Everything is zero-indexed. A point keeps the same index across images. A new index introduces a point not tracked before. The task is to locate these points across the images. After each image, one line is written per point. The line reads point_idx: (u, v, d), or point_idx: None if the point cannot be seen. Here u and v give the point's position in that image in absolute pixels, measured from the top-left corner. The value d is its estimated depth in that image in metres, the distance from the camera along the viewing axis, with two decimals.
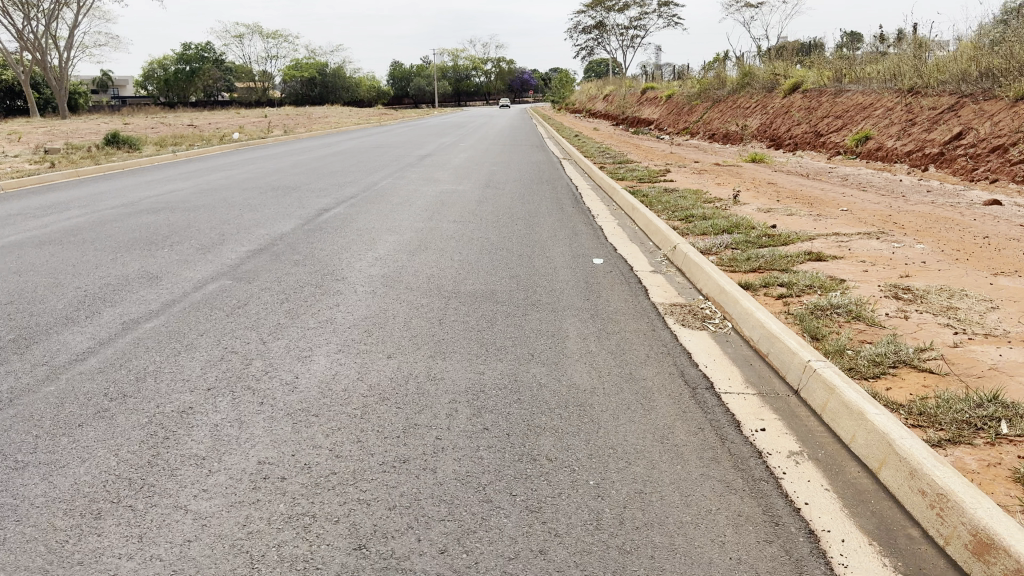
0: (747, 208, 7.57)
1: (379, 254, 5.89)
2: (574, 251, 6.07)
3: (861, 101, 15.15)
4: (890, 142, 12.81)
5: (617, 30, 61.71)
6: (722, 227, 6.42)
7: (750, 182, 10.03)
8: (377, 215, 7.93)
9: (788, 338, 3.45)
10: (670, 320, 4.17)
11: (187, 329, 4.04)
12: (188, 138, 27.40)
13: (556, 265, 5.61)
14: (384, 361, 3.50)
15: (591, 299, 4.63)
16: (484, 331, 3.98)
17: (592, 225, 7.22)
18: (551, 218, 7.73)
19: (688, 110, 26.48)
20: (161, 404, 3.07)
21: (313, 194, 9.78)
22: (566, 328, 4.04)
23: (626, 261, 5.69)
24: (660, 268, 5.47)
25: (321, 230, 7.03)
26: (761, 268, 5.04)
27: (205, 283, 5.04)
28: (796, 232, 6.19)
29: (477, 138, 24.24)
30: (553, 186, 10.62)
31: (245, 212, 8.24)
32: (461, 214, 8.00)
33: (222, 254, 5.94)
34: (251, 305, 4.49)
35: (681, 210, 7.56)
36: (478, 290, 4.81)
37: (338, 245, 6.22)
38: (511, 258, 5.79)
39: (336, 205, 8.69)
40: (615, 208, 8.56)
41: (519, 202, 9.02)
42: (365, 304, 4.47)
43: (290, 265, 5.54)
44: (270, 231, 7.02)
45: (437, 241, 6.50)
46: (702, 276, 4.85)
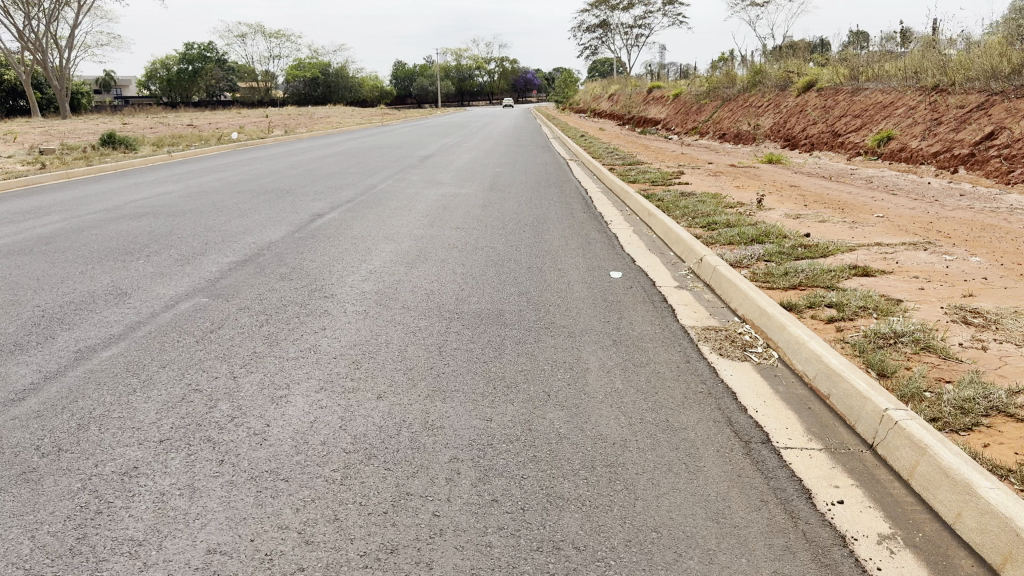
0: (774, 214, 7.01)
1: (376, 267, 5.36)
2: (589, 263, 5.51)
3: (881, 100, 14.58)
4: (914, 142, 12.25)
5: (621, 29, 61.11)
6: (750, 236, 5.87)
7: (771, 185, 9.47)
8: (375, 221, 7.39)
9: (855, 378, 2.91)
10: (706, 349, 3.63)
11: (150, 361, 3.49)
12: (188, 138, 26.99)
13: (569, 279, 5.06)
14: (373, 403, 2.96)
15: (612, 321, 4.08)
16: (491, 363, 3.43)
17: (607, 233, 6.67)
18: (562, 225, 7.18)
19: (697, 109, 25.90)
20: (100, 462, 2.51)
21: (307, 198, 9.24)
22: (587, 358, 3.48)
23: (648, 275, 5.14)
24: (686, 283, 4.92)
25: (313, 238, 6.50)
26: (802, 285, 4.50)
27: (178, 302, 4.51)
28: (833, 242, 5.64)
29: (481, 138, 23.72)
30: (562, 189, 10.07)
31: (234, 218, 7.71)
32: (465, 220, 7.46)
33: (202, 267, 5.41)
34: (226, 328, 3.95)
35: (703, 216, 7.00)
36: (484, 311, 4.26)
37: (330, 256, 5.69)
38: (520, 272, 5.24)
39: (331, 210, 8.16)
40: (629, 214, 8.00)
41: (526, 207, 8.46)
42: (356, 328, 3.94)
43: (275, 279, 5.01)
44: (257, 239, 6.49)
45: (438, 251, 5.96)
46: (737, 295, 4.31)
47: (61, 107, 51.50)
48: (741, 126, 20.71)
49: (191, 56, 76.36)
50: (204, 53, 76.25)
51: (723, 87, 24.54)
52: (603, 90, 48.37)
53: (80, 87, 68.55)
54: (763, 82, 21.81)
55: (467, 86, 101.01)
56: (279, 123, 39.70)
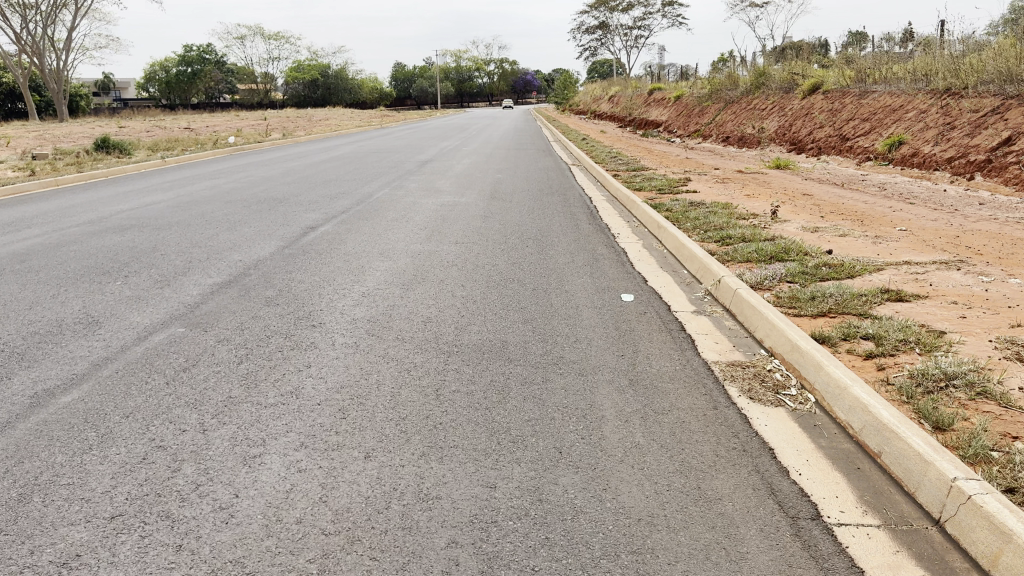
0: (791, 228, 6.63)
1: (369, 289, 5.00)
2: (598, 284, 5.14)
3: (890, 102, 14.22)
4: (927, 147, 11.88)
5: (621, 30, 60.66)
6: (769, 253, 5.49)
7: (783, 193, 9.09)
8: (370, 235, 7.02)
9: (912, 436, 2.54)
10: (733, 389, 3.26)
11: (112, 408, 3.12)
12: (184, 141, 26.64)
13: (578, 302, 4.68)
14: (359, 465, 2.57)
15: (627, 354, 3.70)
16: (494, 409, 3.06)
17: (615, 248, 6.30)
18: (567, 239, 6.79)
19: (699, 111, 25.51)
20: (37, 548, 2.13)
21: (300, 209, 8.86)
22: (601, 403, 3.11)
23: (662, 297, 4.77)
24: (704, 307, 4.55)
25: (304, 254, 6.13)
26: (832, 312, 4.12)
27: (152, 333, 4.13)
28: (859, 260, 5.26)
29: (481, 142, 23.33)
30: (565, 197, 9.70)
31: (223, 231, 7.34)
32: (465, 234, 7.09)
33: (182, 290, 5.04)
34: (202, 367, 3.58)
35: (716, 229, 6.63)
36: (486, 343, 3.89)
37: (320, 276, 5.33)
38: (524, 294, 4.86)
39: (325, 222, 7.79)
40: (636, 225, 7.61)
41: (528, 218, 8.07)
42: (343, 364, 3.56)
43: (260, 304, 4.64)
44: (244, 256, 6.10)
45: (436, 270, 5.59)
46: (762, 323, 3.94)
47: (59, 111, 51.15)
48: (745, 129, 20.33)
49: (189, 58, 76.01)
50: (204, 55, 75.81)
51: (726, 89, 24.14)
52: (604, 92, 47.94)
53: (79, 89, 68.23)
54: (767, 84, 21.43)
55: (466, 87, 100.56)
56: (277, 126, 39.32)
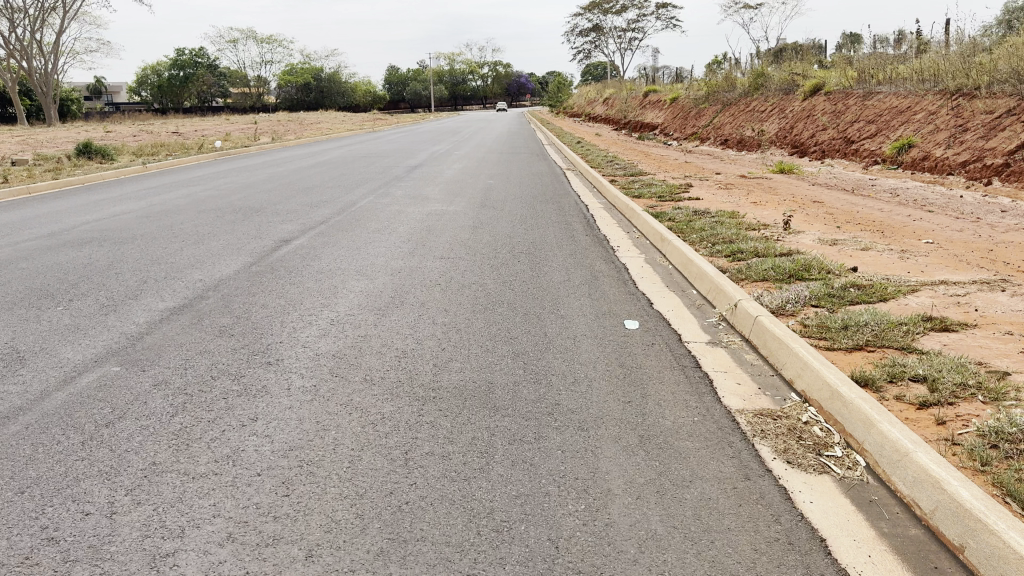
0: (807, 240, 6.07)
1: (340, 314, 4.42)
2: (598, 307, 4.57)
3: (897, 104, 13.72)
4: (938, 150, 11.36)
5: (615, 32, 60.19)
6: (788, 271, 4.93)
7: (791, 200, 8.53)
8: (348, 249, 6.44)
9: (1007, 528, 1.98)
10: (766, 449, 2.70)
11: (6, 481, 2.54)
12: (169, 146, 26.05)
13: (576, 331, 4.10)
14: (298, 571, 2.00)
15: (635, 399, 3.13)
16: (475, 478, 2.49)
17: (615, 264, 5.73)
18: (562, 253, 6.22)
19: (696, 114, 25.00)
20: None
21: (277, 218, 8.28)
22: (607, 470, 2.53)
23: (671, 324, 4.21)
24: (720, 336, 3.99)
25: (272, 273, 5.55)
26: (870, 346, 3.57)
27: (80, 372, 3.55)
28: (889, 279, 4.71)
29: (474, 145, 22.78)
30: (560, 205, 9.13)
31: (190, 246, 6.76)
32: (451, 247, 6.51)
33: (128, 318, 4.46)
34: (128, 421, 3.00)
35: (725, 242, 6.07)
36: (468, 386, 3.31)
37: (286, 299, 4.75)
38: (514, 321, 4.28)
39: (301, 234, 7.21)
40: (636, 236, 7.05)
41: (520, 228, 7.49)
42: (296, 416, 2.97)
43: (212, 336, 4.05)
44: (206, 276, 5.51)
45: (417, 290, 5.01)
46: (792, 361, 3.38)
47: (46, 115, 50.37)
48: (744, 132, 19.81)
49: (180, 61, 75.29)
50: (195, 59, 75.10)
51: (724, 90, 23.63)
52: (598, 95, 47.46)
53: (69, 93, 67.47)
54: (765, 86, 20.92)
55: (460, 90, 100.06)
56: (267, 130, 38.67)
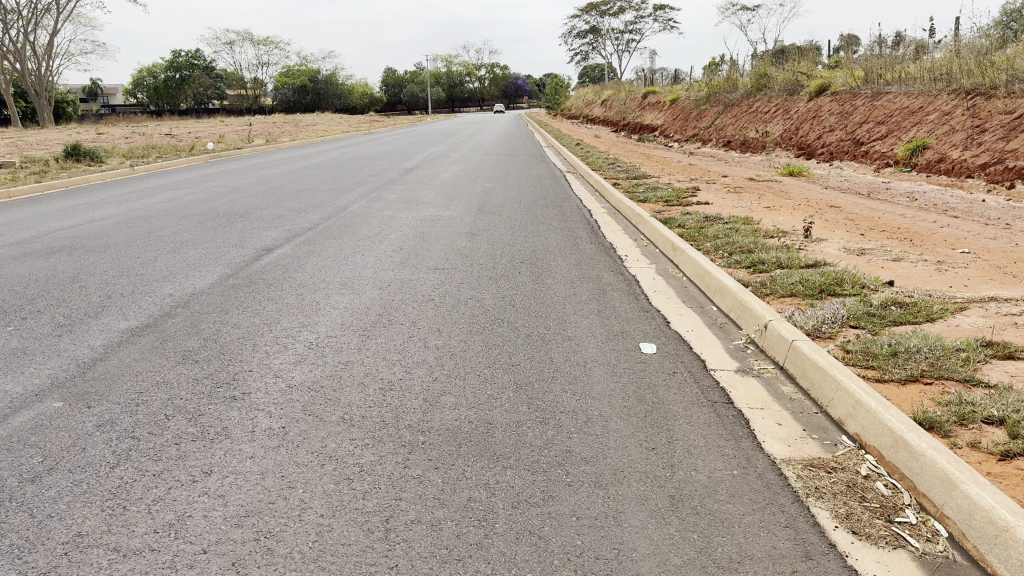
0: (832, 249, 5.61)
1: (321, 336, 3.94)
2: (610, 327, 4.09)
3: (908, 104, 13.27)
4: (955, 152, 10.90)
5: (613, 34, 59.74)
6: (818, 285, 4.46)
7: (807, 205, 8.06)
8: (334, 259, 5.95)
9: None
10: (824, 513, 2.24)
11: None
12: (160, 148, 25.58)
13: (586, 355, 3.63)
14: None
15: (660, 445, 2.66)
16: (472, 557, 2.01)
17: (625, 276, 5.26)
18: (566, 263, 5.75)
19: (697, 115, 24.53)
20: None
21: (261, 225, 7.80)
22: (634, 545, 2.06)
23: (693, 348, 3.74)
24: (750, 363, 3.52)
25: (250, 287, 5.06)
26: (926, 378, 3.11)
27: (14, 410, 3.06)
28: (932, 295, 4.24)
29: (471, 147, 22.32)
30: (562, 211, 8.66)
31: (165, 255, 6.26)
32: (446, 256, 6.02)
33: (82, 341, 3.96)
34: (58, 475, 2.51)
35: (744, 252, 5.60)
36: (463, 426, 2.83)
37: (261, 319, 4.26)
38: (516, 344, 3.81)
39: (286, 242, 6.72)
40: (645, 244, 6.58)
41: (521, 236, 7.01)
42: (257, 470, 2.50)
43: (173, 364, 3.57)
44: (177, 291, 5.02)
45: (407, 307, 4.53)
46: (840, 397, 2.92)
47: (40, 116, 49.75)
48: (748, 134, 19.35)
49: (176, 62, 74.70)
50: (191, 60, 74.51)
51: (726, 91, 23.15)
52: (597, 96, 47.00)
53: (64, 94, 66.85)
54: (769, 86, 20.45)
55: (457, 92, 99.52)
56: (261, 131, 38.13)
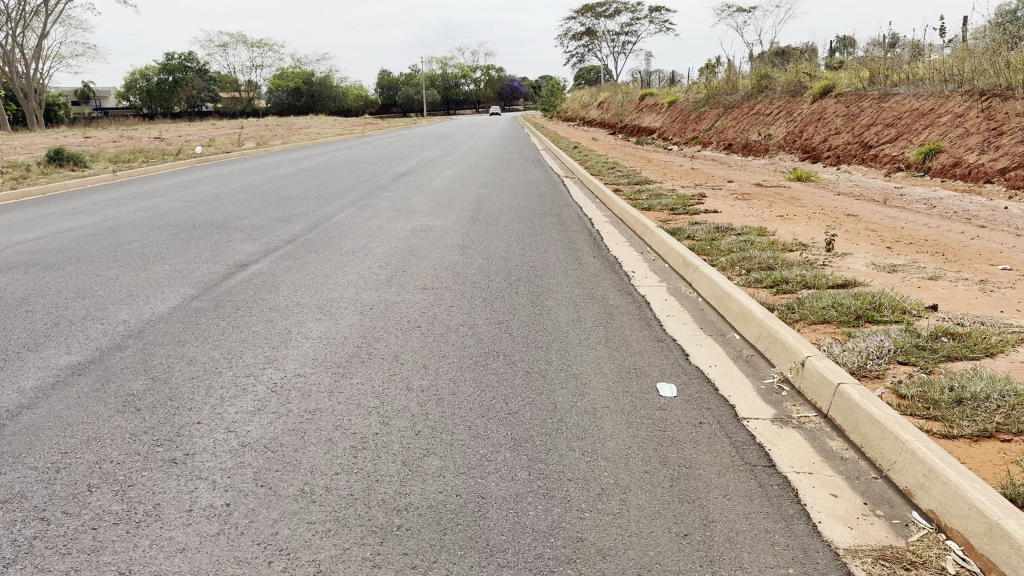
0: (859, 266, 5.11)
1: (287, 374, 3.41)
2: (621, 361, 3.57)
3: (918, 107, 12.80)
4: (971, 156, 10.41)
5: (608, 36, 59.28)
6: (854, 312, 3.95)
7: (822, 214, 7.55)
8: (313, 276, 5.42)
9: None
10: None
11: None
12: (149, 151, 25.08)
13: (595, 397, 3.11)
14: None
15: (693, 530, 2.14)
16: None
17: (634, 297, 4.74)
18: (567, 281, 5.22)
19: (696, 117, 24.04)
20: None
21: (238, 236, 7.26)
22: None
23: (719, 388, 3.22)
24: (788, 409, 3.00)
25: (216, 312, 4.53)
26: (1004, 436, 2.60)
27: None
28: (986, 321, 3.73)
29: (466, 151, 21.80)
30: (560, 220, 8.14)
31: (128, 271, 5.74)
32: (436, 273, 5.50)
33: (11, 381, 3.43)
34: None
35: (763, 269, 5.09)
36: (449, 501, 2.30)
37: (223, 354, 3.72)
38: (513, 383, 3.29)
39: (262, 257, 6.19)
40: (652, 257, 6.07)
41: (517, 248, 6.50)
42: (185, 573, 1.97)
43: (110, 413, 3.04)
44: (134, 317, 4.49)
45: (389, 336, 4.00)
46: (907, 462, 2.40)
47: (29, 119, 49.06)
48: (749, 137, 18.86)
49: (169, 65, 74.09)
50: (185, 62, 73.91)
51: (726, 93, 22.65)
52: (594, 98, 46.52)
53: (56, 97, 66.18)
54: (770, 88, 19.97)
55: (452, 94, 99.16)
56: (253, 134, 37.54)
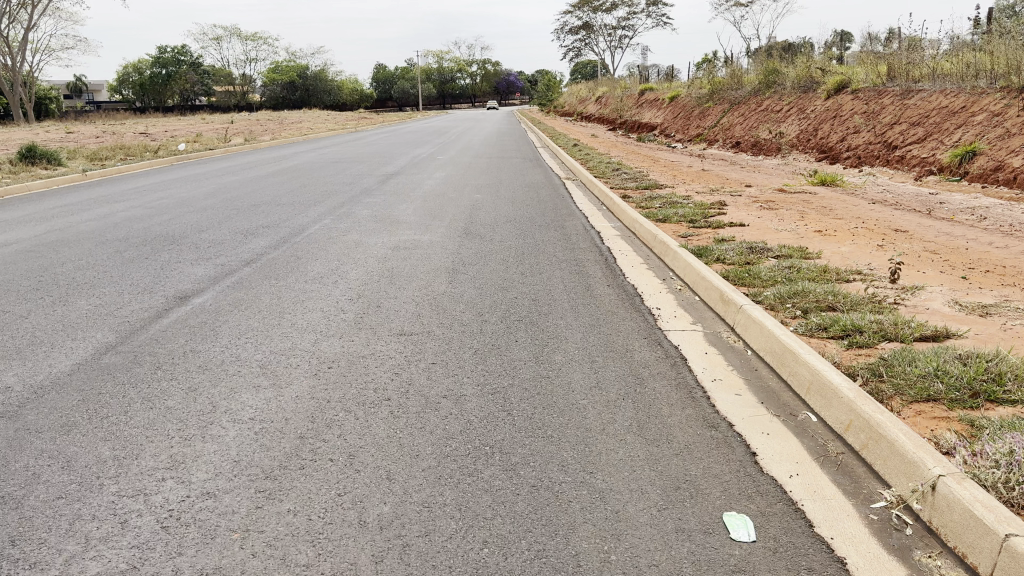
0: (941, 306, 4.13)
1: (191, 494, 2.41)
2: (663, 466, 2.56)
3: (948, 103, 11.81)
4: (1015, 158, 9.41)
5: (605, 29, 58.14)
6: (968, 389, 2.97)
7: (866, 229, 6.58)
8: (266, 315, 4.40)
9: None
10: None
11: None
12: (130, 147, 23.98)
13: (635, 544, 2.10)
14: None
15: None
16: None
17: (665, 350, 3.74)
18: (578, 323, 4.22)
19: (700, 113, 23.00)
20: None
21: (191, 256, 6.23)
22: None
23: (815, 523, 2.22)
24: (928, 569, 2.01)
25: (129, 375, 3.51)
26: None
27: None
28: None
29: (460, 148, 20.71)
30: (564, 234, 7.13)
31: (43, 308, 4.70)
32: (417, 310, 4.49)
33: None
34: None
35: (823, 309, 4.11)
36: None
37: (114, 452, 2.71)
38: (512, 507, 2.29)
39: (211, 285, 5.17)
40: (678, 285, 5.08)
41: (515, 273, 5.50)
42: None
43: None
44: (21, 379, 3.48)
45: (345, 414, 3.00)
46: None
47: (12, 113, 47.69)
48: (759, 135, 17.86)
49: (161, 58, 72.80)
50: (177, 56, 72.63)
51: (732, 88, 21.63)
52: (592, 92, 45.42)
53: (46, 91, 64.94)
54: (780, 83, 18.96)
55: (448, 88, 97.86)
56: (242, 129, 36.50)
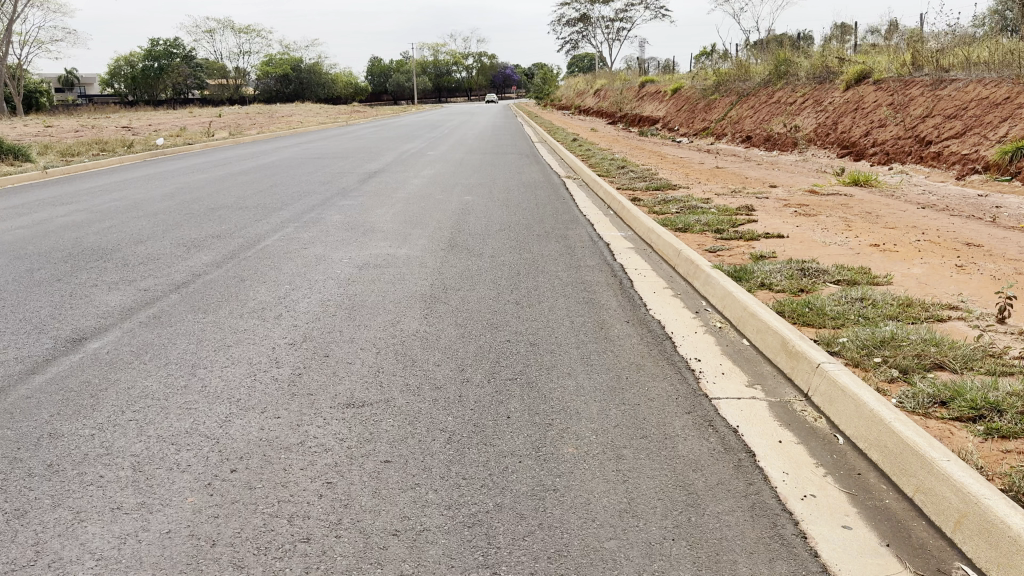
0: None
1: None
2: None
3: (989, 94, 10.70)
4: None
5: (604, 21, 56.84)
6: None
7: (931, 242, 5.47)
8: (175, 373, 3.28)
9: None
10: None
11: None
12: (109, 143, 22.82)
13: None
14: None
15: None
16: None
17: (721, 437, 2.62)
18: (593, 385, 3.10)
19: (706, 106, 21.82)
20: None
21: (114, 278, 5.09)
22: None
23: None
24: None
25: None
26: None
27: None
28: None
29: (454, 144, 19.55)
30: (567, 247, 6.00)
31: None
32: (376, 363, 3.38)
33: None
34: None
35: (929, 369, 3.00)
36: None
37: None
38: None
39: (122, 322, 4.05)
40: (716, 321, 3.97)
41: (508, 302, 4.39)
42: None
43: None
44: None
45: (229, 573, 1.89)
46: None
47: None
48: (771, 129, 16.74)
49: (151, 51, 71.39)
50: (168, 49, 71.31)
51: (739, 79, 20.47)
52: (591, 84, 44.14)
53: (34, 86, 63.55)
54: (792, 74, 17.80)
55: (444, 82, 96.44)
56: (230, 123, 35.28)
